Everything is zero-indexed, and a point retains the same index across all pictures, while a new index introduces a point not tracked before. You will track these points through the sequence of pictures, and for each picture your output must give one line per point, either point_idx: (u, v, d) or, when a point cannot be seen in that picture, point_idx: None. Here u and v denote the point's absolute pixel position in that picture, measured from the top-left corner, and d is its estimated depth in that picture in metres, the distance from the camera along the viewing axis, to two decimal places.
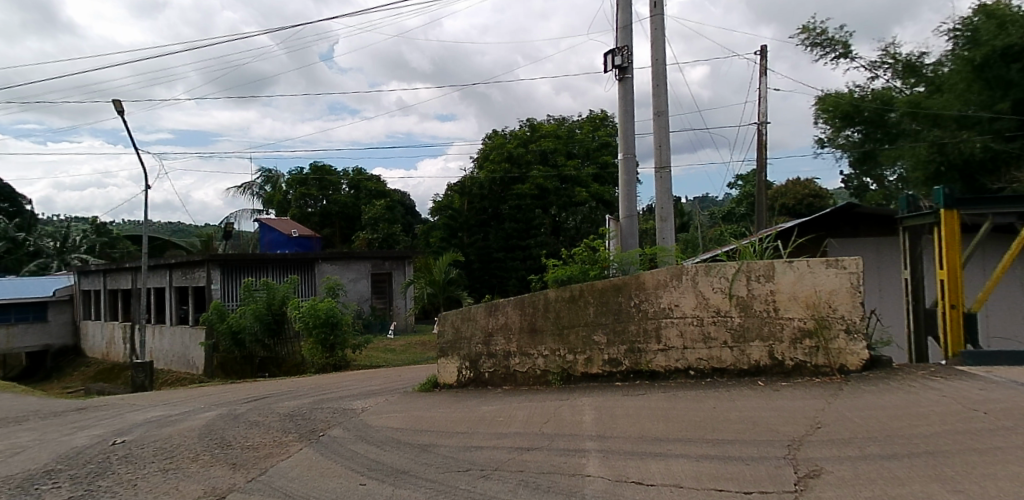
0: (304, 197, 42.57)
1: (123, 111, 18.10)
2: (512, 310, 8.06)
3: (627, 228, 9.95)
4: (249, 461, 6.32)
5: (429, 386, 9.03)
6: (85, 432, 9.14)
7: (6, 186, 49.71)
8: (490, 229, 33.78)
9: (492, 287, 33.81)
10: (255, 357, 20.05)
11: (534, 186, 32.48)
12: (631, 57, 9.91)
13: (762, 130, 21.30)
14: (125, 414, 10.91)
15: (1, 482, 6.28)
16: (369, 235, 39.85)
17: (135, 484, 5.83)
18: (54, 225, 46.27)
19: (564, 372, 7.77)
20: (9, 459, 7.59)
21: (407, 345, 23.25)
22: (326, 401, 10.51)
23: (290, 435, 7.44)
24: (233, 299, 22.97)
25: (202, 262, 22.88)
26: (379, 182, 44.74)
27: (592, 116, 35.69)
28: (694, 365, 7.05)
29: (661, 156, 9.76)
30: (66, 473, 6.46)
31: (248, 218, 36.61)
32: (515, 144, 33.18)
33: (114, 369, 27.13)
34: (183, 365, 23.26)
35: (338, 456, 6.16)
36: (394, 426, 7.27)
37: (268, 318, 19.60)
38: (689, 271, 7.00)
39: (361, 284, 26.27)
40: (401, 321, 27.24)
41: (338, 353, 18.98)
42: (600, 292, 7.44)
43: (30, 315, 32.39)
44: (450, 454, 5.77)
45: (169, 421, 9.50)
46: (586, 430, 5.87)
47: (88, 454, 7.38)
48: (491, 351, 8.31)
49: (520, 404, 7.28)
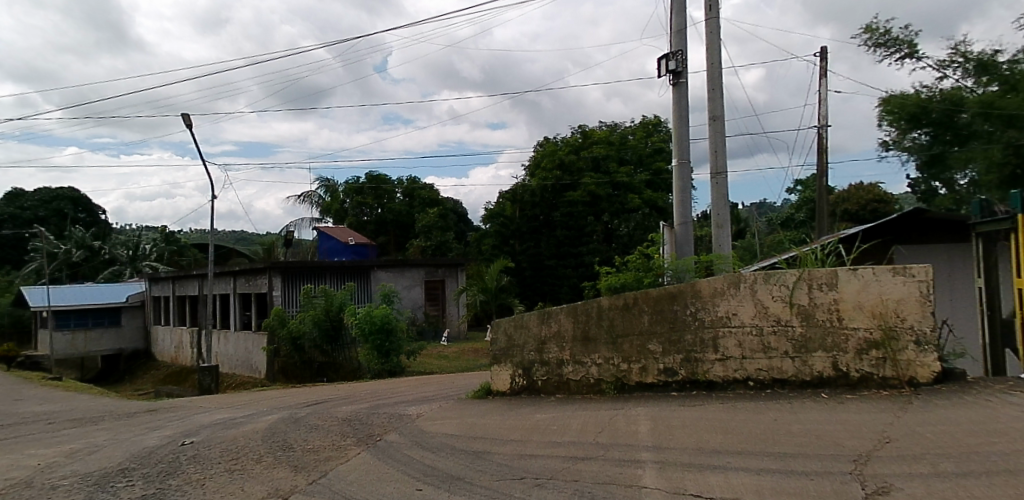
0: (360, 206, 43.46)
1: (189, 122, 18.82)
2: (565, 318, 8.04)
3: (682, 235, 9.80)
4: (310, 463, 6.48)
5: (483, 393, 9.10)
6: (156, 432, 9.55)
7: (85, 198, 52.78)
8: (542, 237, 33.64)
9: (544, 294, 33.74)
10: (314, 361, 20.50)
11: (586, 193, 32.32)
12: (685, 62, 9.79)
13: (822, 134, 20.69)
14: (192, 416, 11.33)
15: (81, 480, 6.59)
16: (423, 243, 40.43)
17: (202, 484, 6.04)
18: (127, 234, 48.60)
19: (618, 381, 7.73)
20: (87, 456, 8.00)
21: (460, 352, 23.46)
22: (382, 406, 10.69)
23: (348, 439, 7.60)
24: (293, 306, 23.48)
25: (264, 269, 23.56)
26: (432, 190, 45.38)
27: (645, 122, 35.18)
28: (753, 376, 6.89)
29: (717, 163, 9.60)
30: (139, 471, 6.75)
31: (307, 227, 37.61)
32: (566, 151, 33.15)
33: (182, 372, 28.26)
34: (246, 370, 24.01)
35: (395, 461, 6.25)
36: (448, 432, 7.34)
37: (326, 324, 20.05)
38: (747, 279, 6.84)
39: (414, 291, 26.64)
40: (453, 328, 27.66)
41: (393, 359, 19.23)
42: (655, 300, 7.35)
43: (104, 320, 34.05)
44: (504, 462, 5.79)
45: (234, 424, 9.83)
46: (642, 440, 5.80)
47: (159, 454, 7.69)
48: (544, 359, 8.34)
49: (574, 413, 7.25)
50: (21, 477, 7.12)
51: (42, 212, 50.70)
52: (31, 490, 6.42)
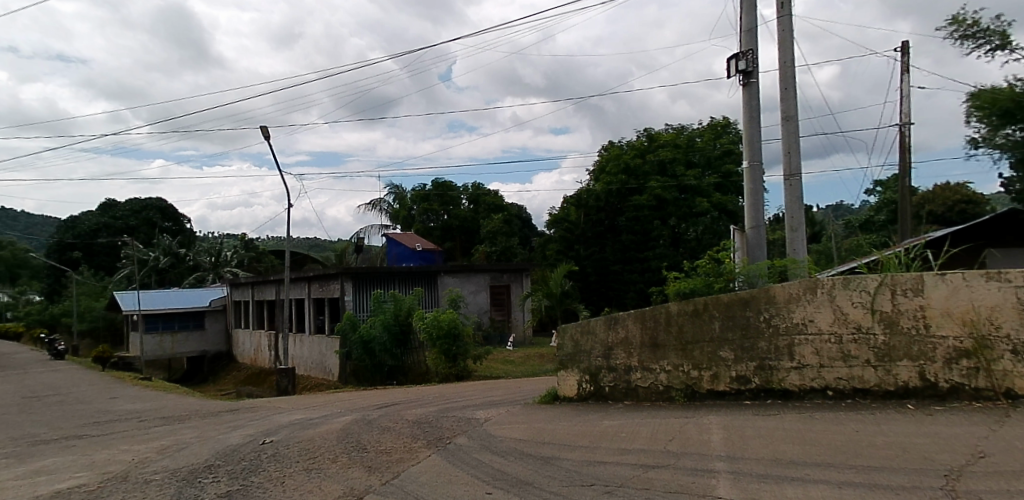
0: (427, 212, 44.20)
1: (266, 134, 19.60)
2: (632, 324, 7.97)
3: (754, 239, 9.54)
4: (383, 464, 6.64)
5: (550, 398, 9.18)
6: (238, 431, 9.99)
7: (171, 208, 56.03)
8: (607, 242, 33.39)
9: (610, 299, 33.46)
10: (384, 365, 20.78)
11: (652, 197, 31.81)
12: (756, 61, 9.54)
13: (904, 132, 19.76)
14: (271, 416, 11.82)
15: (171, 475, 6.97)
16: (488, 248, 40.75)
17: (281, 482, 6.27)
18: (209, 241, 51.10)
19: (688, 389, 7.60)
20: (176, 453, 8.44)
21: (526, 357, 23.51)
22: (450, 409, 10.86)
23: (419, 441, 7.78)
24: (364, 311, 24.11)
25: (336, 275, 24.26)
26: (497, 196, 45.82)
27: (713, 123, 34.37)
28: (832, 386, 6.65)
29: (790, 163, 9.29)
30: (224, 468, 7.07)
31: (376, 233, 38.52)
32: (632, 155, 32.72)
33: (261, 374, 29.46)
34: (320, 372, 24.79)
35: (464, 464, 6.34)
36: (516, 437, 7.39)
37: (395, 328, 20.49)
38: (825, 284, 6.58)
39: (480, 297, 26.88)
40: (519, 333, 27.61)
41: (460, 363, 19.50)
42: (726, 306, 7.19)
43: (189, 323, 35.86)
44: (574, 468, 5.76)
45: (311, 424, 10.20)
46: (714, 449, 5.67)
47: (242, 451, 8.03)
48: (611, 365, 8.30)
49: (643, 420, 7.17)
50: (118, 471, 7.59)
51: (133, 222, 54.03)
52: (127, 484, 6.82)
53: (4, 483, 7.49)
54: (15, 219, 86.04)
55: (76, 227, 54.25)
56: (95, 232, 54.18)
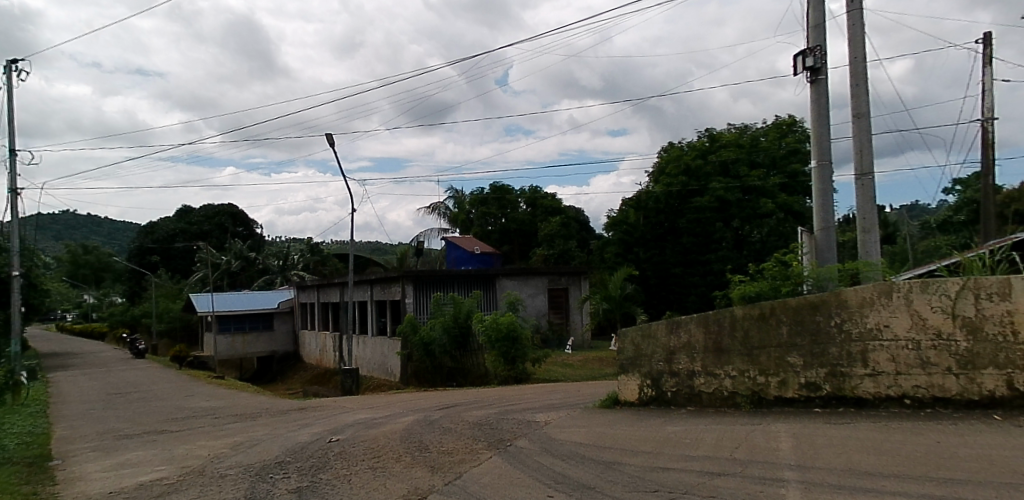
0: (485, 216, 44.60)
1: (331, 141, 20.14)
2: (696, 328, 7.85)
3: (823, 241, 9.21)
4: (445, 465, 6.72)
5: (611, 402, 9.16)
6: (305, 430, 10.26)
7: (241, 213, 58.41)
8: (667, 245, 32.97)
9: (671, 303, 33.04)
10: (444, 366, 21.14)
11: (714, 199, 31.08)
12: (825, 57, 9.21)
13: (987, 128, 18.76)
14: (338, 415, 12.15)
15: (245, 470, 7.23)
16: (546, 251, 40.75)
17: (348, 480, 6.41)
18: (277, 245, 52.88)
19: (754, 395, 7.43)
20: (247, 449, 8.72)
21: (585, 361, 23.33)
22: (511, 411, 10.91)
23: (480, 443, 7.83)
24: (424, 313, 24.47)
25: (397, 278, 24.67)
26: (554, 199, 45.71)
27: (778, 122, 33.38)
28: (909, 394, 6.36)
29: (862, 162, 8.94)
30: (293, 465, 7.28)
31: (436, 237, 39.02)
32: (693, 156, 32.09)
33: (326, 374, 30.27)
34: (383, 373, 25.30)
35: (526, 467, 6.34)
36: (577, 440, 7.35)
37: (454, 331, 20.71)
38: (901, 288, 6.26)
39: (539, 299, 26.90)
40: (578, 336, 27.56)
41: (519, 366, 19.57)
42: (794, 310, 6.96)
43: (259, 325, 37.20)
44: (637, 473, 5.68)
45: (374, 423, 10.40)
46: (783, 458, 5.50)
47: (310, 449, 8.25)
48: (673, 370, 8.22)
49: (707, 426, 7.04)
50: (194, 466, 7.91)
51: (206, 227, 56.45)
52: (203, 478, 7.12)
53: (92, 475, 7.90)
54: (100, 224, 90.97)
55: (155, 232, 56.97)
56: (172, 237, 56.75)
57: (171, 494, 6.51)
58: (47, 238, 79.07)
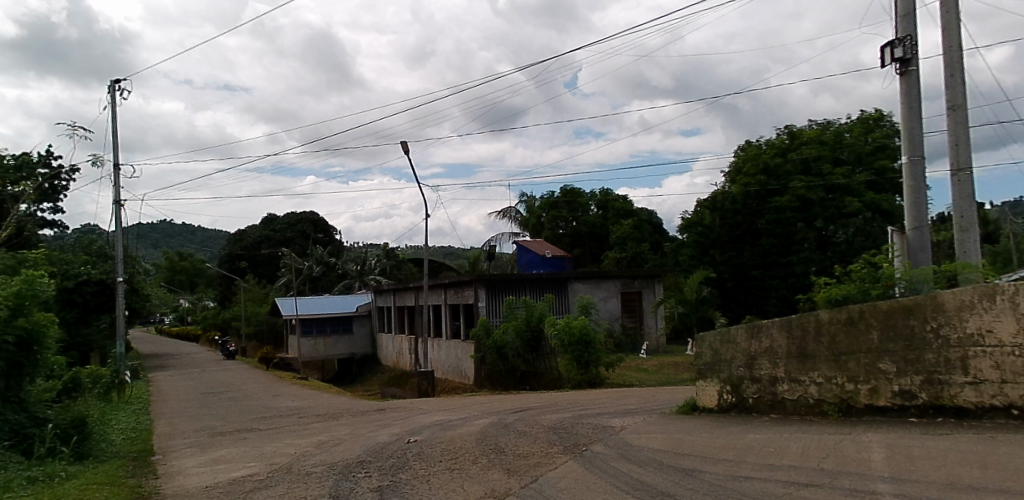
0: (556, 220, 44.52)
1: (405, 148, 20.62)
2: (778, 333, 7.69)
3: (916, 241, 8.72)
4: (521, 468, 6.74)
5: (689, 409, 9.16)
6: (384, 430, 10.50)
7: (322, 219, 60.74)
8: (745, 246, 32.20)
9: (750, 306, 32.19)
10: (517, 370, 21.13)
11: (795, 198, 29.97)
12: (915, 48, 8.72)
13: None
14: (414, 416, 12.39)
15: (329, 468, 7.50)
16: (618, 254, 40.36)
17: (426, 480, 6.54)
18: (355, 250, 54.53)
19: (843, 403, 7.13)
20: (330, 448, 9.02)
21: (660, 366, 22.91)
22: (586, 416, 10.84)
23: (555, 447, 7.81)
24: (497, 316, 24.66)
25: (470, 282, 24.99)
26: (626, 201, 45.01)
27: (864, 117, 31.75)
28: (1017, 404, 5.82)
29: (958, 157, 8.42)
30: (374, 464, 7.49)
31: (507, 241, 39.22)
32: (771, 154, 31.11)
33: (403, 376, 31.00)
34: (457, 375, 25.68)
35: (602, 472, 6.30)
36: (654, 447, 7.23)
37: (527, 334, 20.76)
38: (1004, 290, 5.72)
39: (611, 303, 26.60)
40: (652, 341, 27.19)
41: (592, 369, 19.43)
42: (885, 313, 6.64)
43: (339, 328, 38.41)
44: (718, 482, 5.54)
45: (450, 425, 10.53)
46: (876, 470, 5.24)
47: (389, 449, 8.45)
48: (755, 376, 8.09)
49: (791, 434, 6.80)
50: (282, 463, 8.25)
51: (290, 233, 59.03)
52: (290, 474, 7.42)
53: (189, 470, 8.35)
54: (193, 232, 96.56)
55: (244, 239, 60.00)
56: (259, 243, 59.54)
57: (261, 489, 6.81)
58: (148, 245, 84.72)
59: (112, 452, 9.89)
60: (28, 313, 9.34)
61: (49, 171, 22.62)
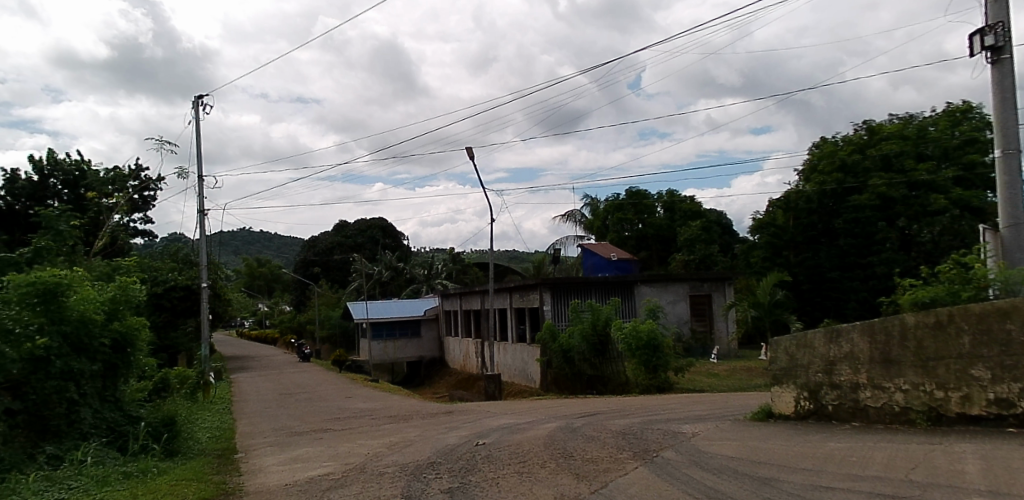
0: (622, 222, 43.95)
1: (469, 153, 20.81)
2: (859, 337, 7.38)
3: (1012, 239, 8.16)
4: (591, 473, 6.68)
5: (764, 415, 8.91)
6: (453, 432, 10.64)
7: (390, 225, 62.13)
8: (821, 247, 31.07)
9: (828, 310, 30.98)
10: (584, 374, 20.99)
11: (875, 196, 28.68)
12: (1009, 35, 8.17)
13: None
14: (483, 419, 12.52)
15: (401, 469, 7.65)
16: (686, 257, 39.59)
17: (496, 483, 6.57)
18: (423, 255, 55.48)
19: (932, 412, 6.75)
20: (402, 449, 9.21)
21: (732, 371, 22.30)
22: (656, 422, 10.66)
23: (625, 452, 7.72)
24: (562, 320, 24.58)
25: (535, 285, 25.00)
26: (693, 202, 44.15)
27: (950, 110, 30.03)
28: None
29: None
30: (445, 466, 7.60)
31: (572, 244, 39.07)
32: (849, 150, 29.97)
33: (470, 379, 31.33)
34: (523, 379, 25.73)
35: (674, 479, 6.17)
36: (728, 454, 7.04)
37: (593, 338, 20.54)
38: None
39: (679, 306, 26.10)
40: (723, 346, 26.56)
41: (661, 374, 19.16)
42: (977, 317, 6.22)
43: (408, 331, 39.14)
44: (795, 492, 5.34)
45: (519, 429, 10.57)
46: (970, 482, 4.93)
47: (459, 451, 8.55)
48: (834, 382, 7.80)
49: (874, 444, 6.49)
50: (356, 463, 8.46)
51: (360, 239, 60.56)
52: (365, 474, 7.61)
53: (270, 468, 8.67)
54: (270, 239, 100.52)
55: (317, 245, 62.04)
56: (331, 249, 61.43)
57: (336, 488, 6.97)
58: (228, 251, 88.72)
59: (198, 450, 10.37)
60: (122, 317, 9.92)
61: (139, 183, 23.97)
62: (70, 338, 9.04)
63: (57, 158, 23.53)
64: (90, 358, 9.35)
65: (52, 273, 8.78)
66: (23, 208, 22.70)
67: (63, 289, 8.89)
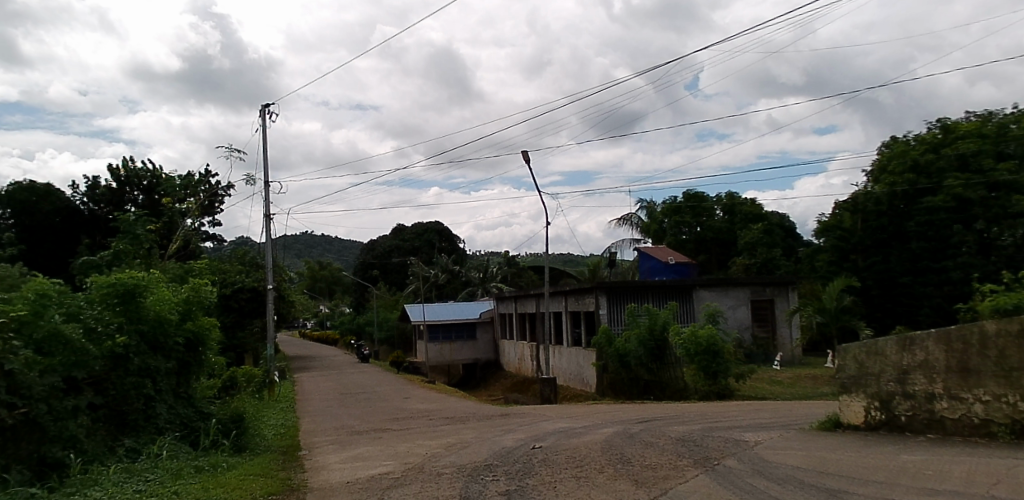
0: (679, 225, 43.22)
1: (524, 157, 20.79)
2: (934, 346, 7.06)
3: None
4: (649, 480, 6.59)
5: (832, 425, 8.61)
6: (510, 435, 10.66)
7: (447, 228, 62.94)
8: (891, 251, 29.82)
9: (899, 316, 29.62)
10: (640, 379, 20.64)
11: (950, 197, 27.31)
12: None
13: None
14: (538, 422, 12.50)
15: (458, 470, 7.71)
16: (747, 260, 38.65)
17: (553, 487, 6.56)
18: (479, 258, 55.86)
19: (1015, 425, 6.38)
20: (460, 451, 9.27)
21: (796, 378, 21.64)
22: (716, 429, 10.39)
23: (685, 459, 7.58)
24: (619, 324, 24.32)
25: (591, 289, 24.77)
26: (755, 205, 43.11)
27: None
28: None
29: None
30: (502, 468, 7.63)
31: (628, 248, 38.61)
32: (922, 150, 28.85)
33: (525, 382, 31.40)
34: (579, 383, 25.58)
35: (737, 488, 6.03)
36: (793, 464, 6.84)
37: (651, 343, 20.25)
38: None
39: (740, 311, 25.49)
40: (787, 352, 25.96)
41: (721, 381, 18.80)
42: None
43: (463, 333, 39.45)
44: None
45: (576, 433, 10.50)
46: None
47: (515, 454, 8.59)
48: (907, 392, 7.47)
49: (951, 457, 6.17)
50: (415, 462, 8.58)
51: (417, 243, 61.56)
52: (424, 474, 7.70)
53: (332, 465, 8.87)
54: (331, 243, 103.18)
55: (376, 248, 63.41)
56: (389, 252, 62.61)
57: (396, 488, 7.07)
58: (291, 254, 91.48)
59: (264, 446, 10.72)
60: (195, 317, 10.38)
61: (209, 189, 24.94)
62: (147, 337, 9.48)
63: (133, 166, 24.43)
64: (166, 355, 9.80)
65: (132, 274, 9.22)
66: (103, 213, 24.18)
67: (141, 290, 9.31)
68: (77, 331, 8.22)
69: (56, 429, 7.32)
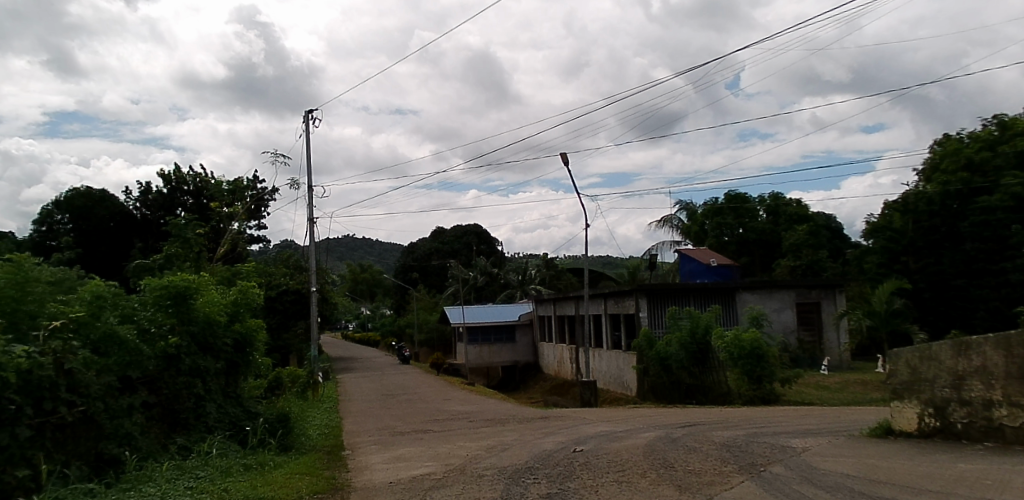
0: (721, 227, 42.58)
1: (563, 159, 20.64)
2: (992, 351, 6.80)
3: None
4: (693, 485, 6.50)
5: (883, 432, 8.35)
6: (550, 438, 10.62)
7: (485, 231, 63.32)
8: (944, 252, 28.87)
9: (953, 320, 28.63)
10: (682, 383, 20.36)
11: (1007, 197, 25.58)
12: None
13: None
14: (578, 425, 12.43)
15: (499, 472, 7.71)
16: (791, 262, 37.84)
17: (595, 491, 6.51)
18: (519, 260, 55.98)
19: None
20: (500, 453, 9.27)
21: (844, 384, 21.06)
22: (761, 435, 10.19)
23: (730, 465, 7.45)
24: (660, 327, 24.03)
25: (630, 292, 24.52)
26: (800, 206, 42.23)
27: None
28: None
29: None
30: (543, 471, 7.61)
31: (669, 250, 38.15)
32: (976, 148, 27.89)
33: (565, 384, 31.31)
34: (619, 386, 25.40)
35: (783, 495, 5.91)
36: (842, 471, 6.66)
37: (692, 347, 19.95)
38: None
39: (786, 314, 24.96)
40: (834, 357, 25.32)
41: (766, 385, 18.41)
42: None
43: (503, 336, 39.54)
44: None
45: (617, 437, 10.42)
46: None
47: (556, 457, 8.57)
48: (964, 398, 7.20)
49: (1012, 467, 5.93)
50: (456, 464, 8.60)
51: (456, 245, 62.14)
52: (465, 475, 7.72)
53: (374, 466, 8.97)
54: (372, 246, 104.69)
55: (416, 251, 64.10)
56: (429, 255, 63.17)
57: (438, 488, 7.13)
58: (333, 257, 93.11)
59: (309, 445, 10.90)
60: (242, 319, 10.65)
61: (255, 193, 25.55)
62: (198, 337, 9.74)
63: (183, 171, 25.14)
64: (216, 356, 10.06)
65: (183, 276, 9.49)
66: (155, 217, 25.07)
67: (191, 292, 9.56)
68: (131, 332, 8.52)
69: (111, 427, 7.56)
